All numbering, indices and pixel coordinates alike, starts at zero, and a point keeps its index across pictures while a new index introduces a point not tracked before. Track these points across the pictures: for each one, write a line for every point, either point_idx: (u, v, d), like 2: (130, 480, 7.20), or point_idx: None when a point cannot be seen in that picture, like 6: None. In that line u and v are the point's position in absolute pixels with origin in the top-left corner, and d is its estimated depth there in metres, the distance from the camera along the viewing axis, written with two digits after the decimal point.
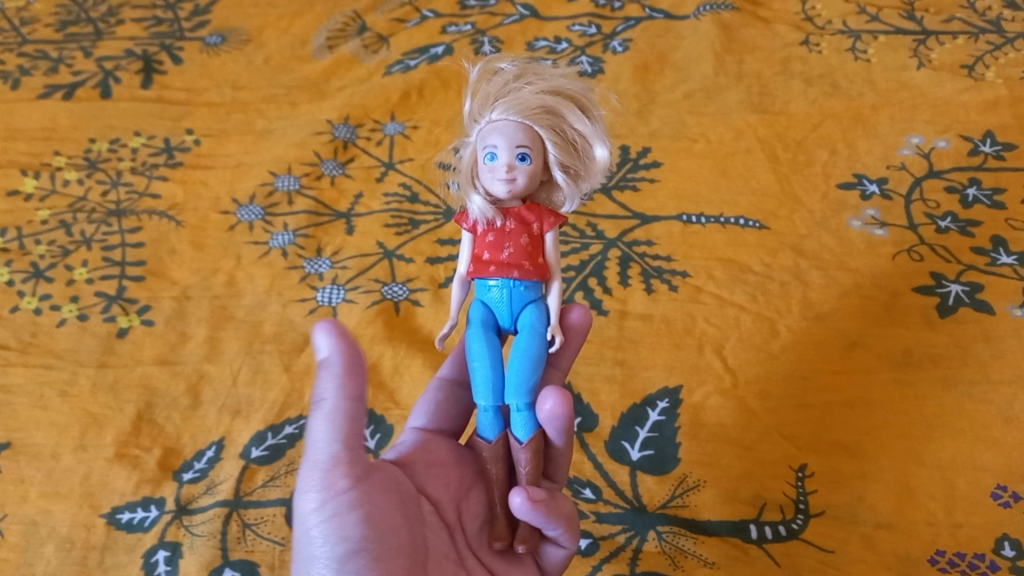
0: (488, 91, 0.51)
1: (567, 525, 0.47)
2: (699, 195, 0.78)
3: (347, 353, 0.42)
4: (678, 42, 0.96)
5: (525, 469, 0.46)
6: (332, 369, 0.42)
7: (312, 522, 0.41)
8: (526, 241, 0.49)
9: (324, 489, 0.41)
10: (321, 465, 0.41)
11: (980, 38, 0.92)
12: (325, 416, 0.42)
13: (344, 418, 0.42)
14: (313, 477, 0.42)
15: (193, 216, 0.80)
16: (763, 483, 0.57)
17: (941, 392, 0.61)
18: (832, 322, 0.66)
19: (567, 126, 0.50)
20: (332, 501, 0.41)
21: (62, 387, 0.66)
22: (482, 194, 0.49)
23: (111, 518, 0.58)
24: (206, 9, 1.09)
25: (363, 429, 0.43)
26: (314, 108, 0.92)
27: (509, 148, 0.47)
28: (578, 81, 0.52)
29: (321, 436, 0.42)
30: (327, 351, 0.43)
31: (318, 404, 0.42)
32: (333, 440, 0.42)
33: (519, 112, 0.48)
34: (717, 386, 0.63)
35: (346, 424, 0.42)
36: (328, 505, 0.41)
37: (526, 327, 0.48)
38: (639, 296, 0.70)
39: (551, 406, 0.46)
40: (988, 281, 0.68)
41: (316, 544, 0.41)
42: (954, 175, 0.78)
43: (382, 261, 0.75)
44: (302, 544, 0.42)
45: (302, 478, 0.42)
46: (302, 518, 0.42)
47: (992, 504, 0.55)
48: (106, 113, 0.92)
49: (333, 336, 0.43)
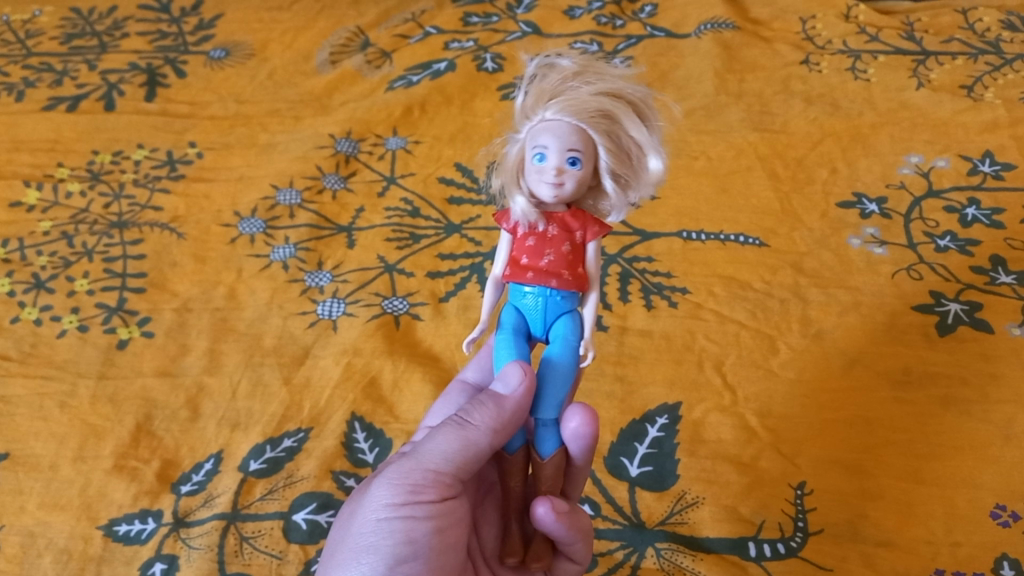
0: (543, 87, 0.49)
1: (583, 540, 0.48)
2: (699, 212, 0.79)
3: (522, 405, 0.45)
4: (678, 61, 0.97)
5: (544, 484, 0.46)
6: (502, 409, 0.44)
7: (383, 514, 0.44)
8: (567, 248, 0.48)
9: (415, 493, 0.45)
10: (426, 471, 0.45)
11: (978, 59, 0.93)
12: (462, 442, 0.45)
13: (471, 453, 0.45)
14: (410, 477, 0.45)
15: (195, 228, 0.80)
16: (763, 501, 0.57)
17: (941, 410, 0.61)
18: (830, 341, 0.67)
19: (622, 132, 0.48)
20: (416, 505, 0.45)
21: (62, 398, 0.66)
22: (526, 195, 0.48)
23: (108, 529, 0.58)
24: (210, 24, 1.10)
25: (476, 463, 0.46)
26: (316, 122, 0.93)
27: (561, 151, 0.46)
28: (638, 87, 0.50)
29: (443, 450, 0.45)
30: (509, 390, 0.44)
31: (464, 425, 0.45)
32: (451, 460, 0.45)
33: (574, 113, 0.47)
34: (717, 403, 0.63)
35: (467, 457, 0.45)
36: (405, 508, 0.44)
37: (557, 338, 0.47)
38: (639, 312, 0.70)
39: (576, 425, 0.46)
40: (987, 300, 0.68)
41: (376, 535, 0.44)
42: (954, 195, 0.78)
43: (383, 274, 0.75)
44: (363, 517, 0.45)
45: (403, 468, 0.45)
46: (374, 500, 0.45)
47: (993, 523, 0.54)
48: (109, 125, 0.92)
49: (518, 385, 0.44)
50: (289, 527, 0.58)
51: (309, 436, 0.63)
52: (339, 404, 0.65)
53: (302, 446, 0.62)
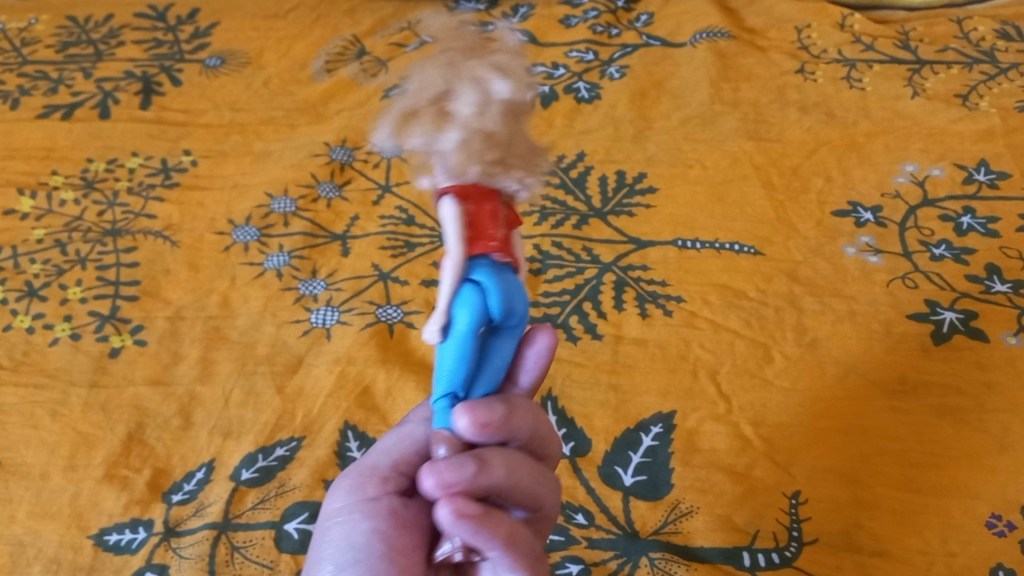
0: None
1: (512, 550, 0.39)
2: (694, 220, 0.79)
3: None
4: (673, 70, 0.97)
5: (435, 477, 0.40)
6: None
7: (332, 524, 0.47)
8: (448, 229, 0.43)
9: (356, 491, 0.48)
10: (365, 470, 0.49)
11: (974, 68, 0.93)
12: (396, 435, 0.51)
13: (405, 442, 0.50)
14: (350, 481, 0.49)
15: (189, 236, 0.80)
16: (757, 510, 0.57)
17: (937, 420, 0.61)
18: (825, 350, 0.66)
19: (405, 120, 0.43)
20: (357, 501, 0.47)
21: (53, 406, 0.66)
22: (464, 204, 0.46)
23: (98, 539, 0.58)
24: (206, 32, 1.10)
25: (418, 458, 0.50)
26: (311, 131, 0.92)
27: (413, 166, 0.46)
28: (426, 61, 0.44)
29: (381, 448, 0.50)
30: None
31: (398, 428, 0.52)
32: (389, 455, 0.50)
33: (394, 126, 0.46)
34: (711, 412, 0.63)
35: (403, 447, 0.50)
36: (347, 509, 0.47)
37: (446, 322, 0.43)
38: (634, 321, 0.70)
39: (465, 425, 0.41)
40: (983, 309, 0.68)
41: (327, 546, 0.46)
42: (949, 203, 0.78)
43: (377, 282, 0.75)
44: (319, 538, 0.47)
45: (345, 478, 0.49)
46: (326, 521, 0.48)
47: (988, 532, 0.54)
48: (104, 133, 0.92)
49: None
50: (281, 536, 0.58)
51: (302, 444, 0.63)
52: (332, 412, 0.64)
53: (295, 455, 0.62)
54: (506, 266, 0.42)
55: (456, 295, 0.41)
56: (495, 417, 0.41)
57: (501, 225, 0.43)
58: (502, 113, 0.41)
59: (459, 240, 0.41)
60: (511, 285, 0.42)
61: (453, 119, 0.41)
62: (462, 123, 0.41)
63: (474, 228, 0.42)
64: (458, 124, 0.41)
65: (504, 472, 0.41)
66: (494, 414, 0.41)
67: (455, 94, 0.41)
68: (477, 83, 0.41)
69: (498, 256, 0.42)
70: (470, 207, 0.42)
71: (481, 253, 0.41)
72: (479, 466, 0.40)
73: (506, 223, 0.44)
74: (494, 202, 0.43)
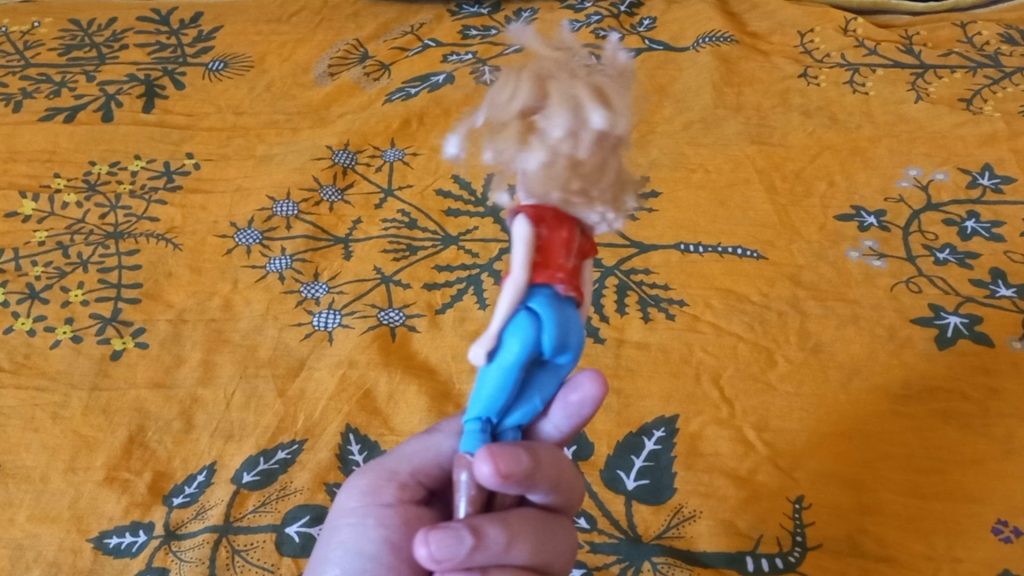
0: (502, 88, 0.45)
1: None
2: (697, 224, 0.78)
3: None
4: (676, 74, 0.97)
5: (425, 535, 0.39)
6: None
7: (343, 522, 0.49)
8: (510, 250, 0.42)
9: (371, 494, 0.50)
10: (383, 473, 0.51)
11: (978, 72, 0.93)
12: (422, 444, 0.52)
13: (428, 453, 0.51)
14: (367, 480, 0.51)
15: (191, 239, 0.80)
16: (761, 515, 0.56)
17: (942, 425, 0.60)
18: (829, 354, 0.66)
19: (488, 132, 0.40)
20: (370, 505, 0.49)
21: (54, 409, 0.65)
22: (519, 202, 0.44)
23: (99, 542, 0.57)
24: (209, 36, 1.10)
25: (438, 471, 0.51)
26: (314, 134, 0.92)
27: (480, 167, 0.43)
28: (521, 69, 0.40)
29: (406, 454, 0.51)
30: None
31: (426, 435, 0.52)
32: (409, 461, 0.51)
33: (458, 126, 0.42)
34: (714, 416, 0.62)
35: (424, 458, 0.51)
36: (359, 511, 0.49)
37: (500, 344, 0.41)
38: (636, 325, 0.70)
39: (486, 469, 0.37)
40: (987, 314, 0.68)
41: (338, 546, 0.48)
42: (953, 208, 0.78)
43: (379, 285, 0.75)
44: (330, 529, 0.50)
45: (360, 477, 0.51)
46: (337, 515, 0.50)
47: (995, 538, 0.54)
48: (106, 135, 0.92)
49: None
50: (282, 540, 0.57)
51: (304, 447, 0.62)
52: (334, 416, 0.64)
53: (296, 458, 0.62)
54: (568, 300, 0.40)
55: (510, 320, 0.39)
56: (519, 469, 0.38)
57: (573, 254, 0.41)
58: (594, 140, 0.39)
59: (524, 265, 0.39)
60: (570, 322, 0.39)
61: (540, 140, 0.39)
62: (548, 146, 0.39)
63: (542, 253, 0.40)
64: (544, 145, 0.39)
65: (500, 546, 0.39)
66: (521, 466, 0.38)
67: (545, 111, 0.39)
68: (571, 103, 0.38)
69: (562, 287, 0.40)
70: (544, 231, 0.40)
71: (544, 282, 0.39)
72: (476, 541, 0.38)
73: (577, 253, 0.41)
74: (570, 229, 0.41)
